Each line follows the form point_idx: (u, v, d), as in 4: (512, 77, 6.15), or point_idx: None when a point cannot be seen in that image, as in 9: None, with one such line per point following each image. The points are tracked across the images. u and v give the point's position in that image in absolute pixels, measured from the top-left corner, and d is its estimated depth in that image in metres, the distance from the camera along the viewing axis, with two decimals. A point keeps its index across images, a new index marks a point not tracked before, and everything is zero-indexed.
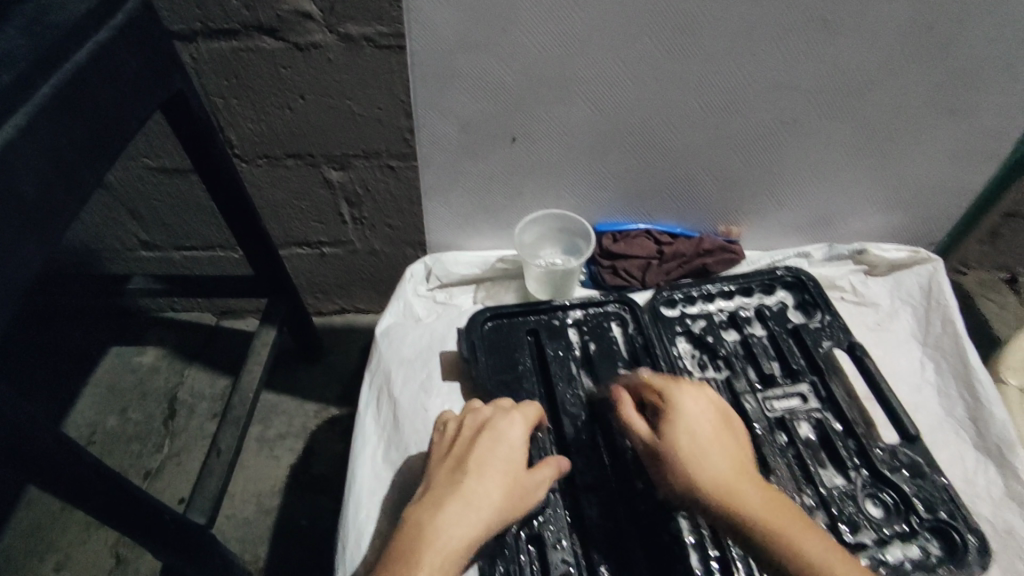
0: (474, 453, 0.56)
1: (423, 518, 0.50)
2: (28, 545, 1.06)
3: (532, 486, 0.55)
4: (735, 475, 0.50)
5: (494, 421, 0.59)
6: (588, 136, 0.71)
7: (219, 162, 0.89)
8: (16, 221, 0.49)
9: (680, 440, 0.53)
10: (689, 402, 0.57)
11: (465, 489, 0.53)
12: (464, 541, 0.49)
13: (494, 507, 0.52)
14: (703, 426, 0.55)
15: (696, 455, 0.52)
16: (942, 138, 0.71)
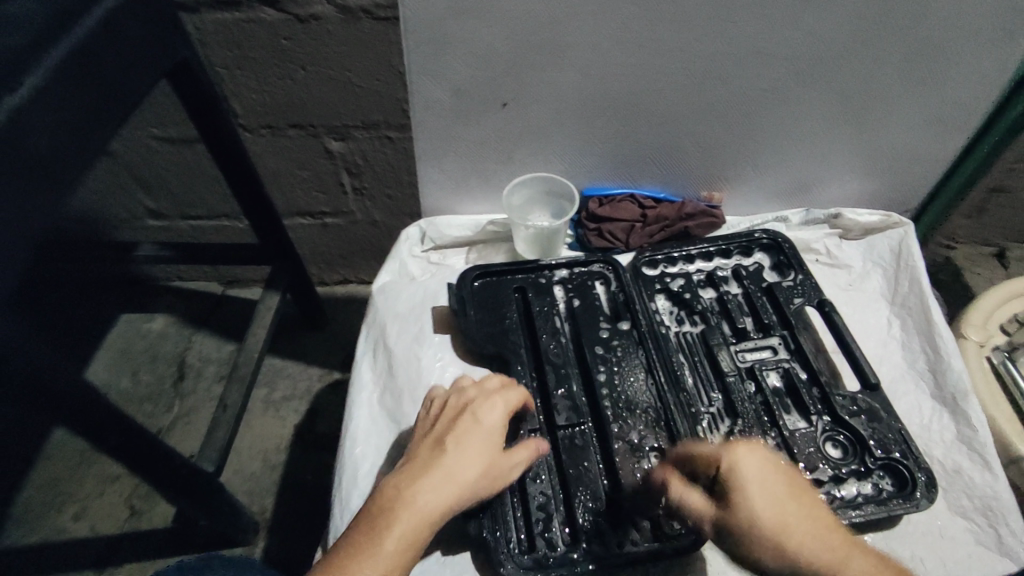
0: (452, 432, 0.56)
1: (396, 489, 0.51)
2: (46, 497, 1.12)
3: (506, 468, 0.56)
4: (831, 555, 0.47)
5: (475, 403, 0.59)
6: (573, 103, 0.74)
7: (222, 128, 0.93)
8: (33, 175, 0.54)
9: (760, 517, 0.48)
10: (752, 463, 0.51)
11: (440, 466, 0.53)
12: (435, 511, 0.50)
13: (467, 484, 0.53)
14: (778, 494, 0.50)
15: (781, 532, 0.48)
16: (915, 106, 0.74)
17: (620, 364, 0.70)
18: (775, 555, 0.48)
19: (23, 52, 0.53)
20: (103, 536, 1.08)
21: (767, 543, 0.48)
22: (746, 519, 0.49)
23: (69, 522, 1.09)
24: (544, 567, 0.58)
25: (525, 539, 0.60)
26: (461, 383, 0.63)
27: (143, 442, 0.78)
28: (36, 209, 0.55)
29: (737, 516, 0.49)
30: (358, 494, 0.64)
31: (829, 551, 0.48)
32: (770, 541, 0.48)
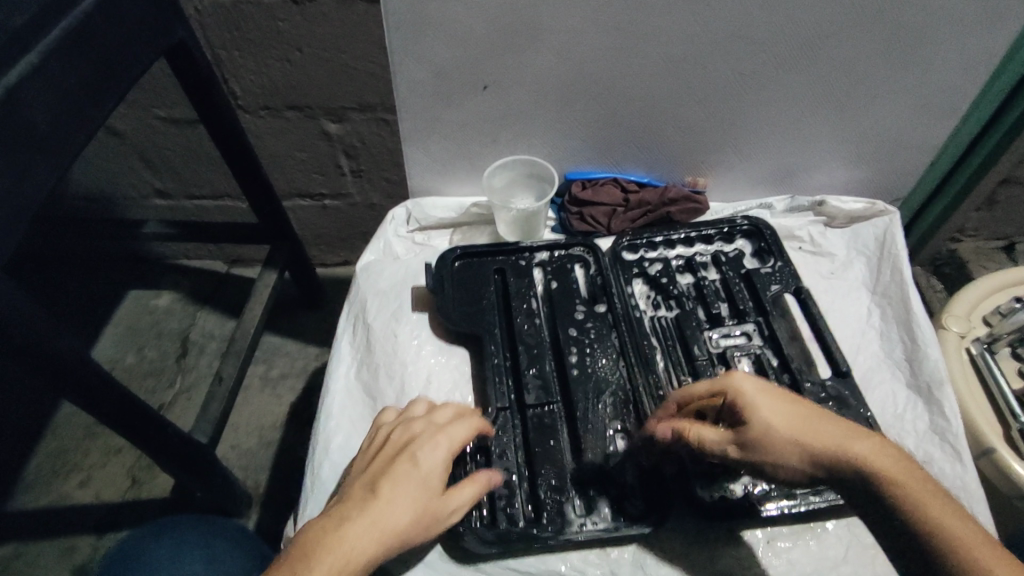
0: (391, 473, 0.54)
1: (326, 528, 0.49)
2: (54, 465, 1.11)
3: (443, 513, 0.54)
4: (845, 446, 0.48)
5: (420, 441, 0.57)
6: (557, 85, 0.74)
7: (221, 110, 0.93)
8: (23, 148, 0.55)
9: (772, 426, 0.50)
10: (751, 383, 0.52)
11: (374, 509, 0.51)
12: (363, 558, 0.48)
13: (400, 528, 0.51)
14: (786, 407, 0.51)
15: (793, 436, 0.49)
16: (905, 92, 0.73)
17: (593, 346, 0.71)
18: (790, 454, 0.49)
19: (23, 27, 0.54)
20: (106, 504, 1.09)
21: (782, 449, 0.49)
22: (758, 427, 0.50)
23: (75, 489, 1.10)
24: (505, 540, 0.58)
25: (488, 514, 0.60)
26: (410, 416, 0.62)
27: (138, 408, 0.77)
28: (32, 180, 0.56)
29: (749, 427, 0.50)
30: (329, 464, 0.65)
31: (842, 441, 0.49)
32: (786, 445, 0.49)
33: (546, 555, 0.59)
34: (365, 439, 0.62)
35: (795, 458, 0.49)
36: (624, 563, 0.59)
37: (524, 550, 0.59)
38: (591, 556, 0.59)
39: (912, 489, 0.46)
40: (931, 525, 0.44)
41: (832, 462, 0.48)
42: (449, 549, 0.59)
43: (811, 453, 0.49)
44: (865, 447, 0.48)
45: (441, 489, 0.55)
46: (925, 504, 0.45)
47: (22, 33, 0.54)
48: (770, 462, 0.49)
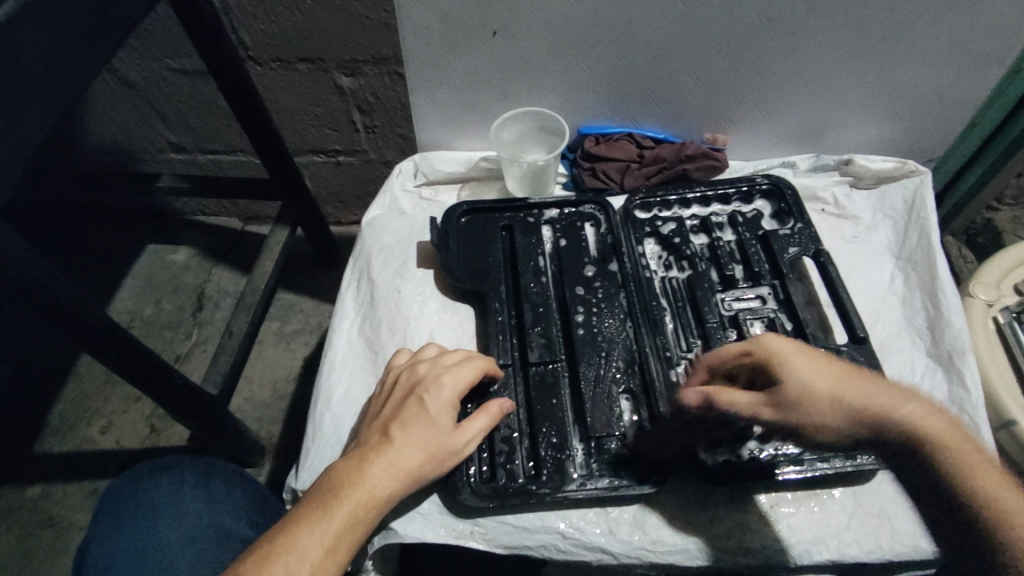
0: (401, 418, 0.55)
1: (344, 473, 0.51)
2: (75, 411, 1.14)
3: (459, 447, 0.56)
4: (894, 404, 0.45)
5: (427, 382, 0.57)
6: (571, 32, 0.70)
7: (229, 60, 0.91)
8: (24, 89, 0.54)
9: (814, 386, 0.46)
10: (792, 347, 0.49)
11: (387, 452, 0.53)
12: (382, 496, 0.51)
13: (415, 468, 0.53)
14: (828, 369, 0.47)
15: (835, 399, 0.46)
16: (944, 42, 0.67)
17: (600, 306, 0.69)
18: (832, 416, 0.46)
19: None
20: (126, 449, 1.10)
21: (824, 410, 0.46)
22: (800, 386, 0.47)
23: (98, 434, 1.11)
24: (501, 496, 0.58)
25: (487, 470, 0.60)
26: (422, 355, 0.62)
27: (145, 359, 0.76)
28: (34, 125, 0.56)
29: (787, 388, 0.47)
30: (330, 417, 0.65)
31: (890, 403, 0.45)
32: (828, 407, 0.46)
33: (544, 512, 0.59)
34: (382, 376, 0.63)
35: (839, 419, 0.46)
36: (622, 522, 0.58)
37: (521, 506, 0.58)
38: (588, 514, 0.59)
39: (962, 455, 0.43)
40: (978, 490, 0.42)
41: (881, 422, 0.45)
42: (447, 502, 0.59)
43: (858, 415, 0.45)
44: (916, 405, 0.45)
45: (453, 426, 0.56)
46: (974, 470, 0.42)
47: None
48: (809, 425, 0.46)
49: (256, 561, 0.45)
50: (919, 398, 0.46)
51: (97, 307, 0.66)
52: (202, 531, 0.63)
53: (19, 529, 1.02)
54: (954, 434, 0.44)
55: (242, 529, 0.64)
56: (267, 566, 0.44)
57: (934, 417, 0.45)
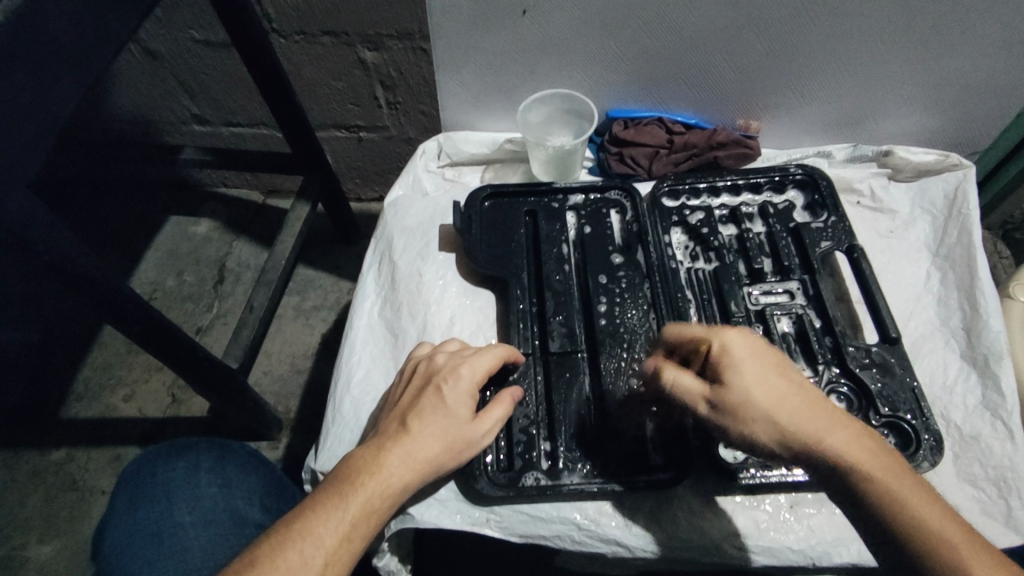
0: (420, 407, 0.55)
1: (363, 459, 0.51)
2: (99, 379, 1.16)
3: (478, 437, 0.55)
4: (823, 433, 0.44)
5: (445, 372, 0.57)
6: (603, 12, 0.68)
7: (252, 33, 0.89)
8: (50, 62, 0.54)
9: (753, 395, 0.46)
10: (748, 345, 0.48)
11: (405, 442, 0.53)
12: (399, 486, 0.51)
13: (430, 458, 0.53)
14: (773, 381, 0.46)
15: (772, 408, 0.45)
16: (997, 29, 0.64)
17: (623, 296, 0.67)
18: (764, 429, 0.45)
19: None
20: (148, 418, 1.12)
21: (759, 420, 0.45)
22: (738, 393, 0.46)
23: (121, 403, 1.14)
24: (517, 486, 0.58)
25: (505, 458, 0.60)
26: (444, 347, 0.61)
27: (166, 331, 0.77)
28: (62, 97, 0.56)
29: (726, 389, 0.47)
30: (349, 399, 0.65)
31: (817, 430, 0.45)
32: (760, 417, 0.45)
33: (560, 503, 0.59)
34: (405, 363, 0.63)
35: (765, 433, 0.45)
36: (639, 516, 0.58)
37: (538, 496, 0.58)
38: (605, 508, 0.58)
39: (888, 484, 0.42)
40: (906, 515, 0.41)
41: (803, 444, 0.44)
42: (463, 489, 0.59)
43: (784, 433, 0.45)
44: (843, 438, 0.44)
45: (471, 416, 0.56)
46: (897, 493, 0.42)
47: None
48: (739, 428, 0.46)
49: (272, 546, 0.45)
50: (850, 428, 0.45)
51: (118, 278, 0.66)
52: (219, 514, 0.64)
53: (45, 491, 1.06)
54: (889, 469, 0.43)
55: (260, 512, 0.65)
56: (283, 550, 0.45)
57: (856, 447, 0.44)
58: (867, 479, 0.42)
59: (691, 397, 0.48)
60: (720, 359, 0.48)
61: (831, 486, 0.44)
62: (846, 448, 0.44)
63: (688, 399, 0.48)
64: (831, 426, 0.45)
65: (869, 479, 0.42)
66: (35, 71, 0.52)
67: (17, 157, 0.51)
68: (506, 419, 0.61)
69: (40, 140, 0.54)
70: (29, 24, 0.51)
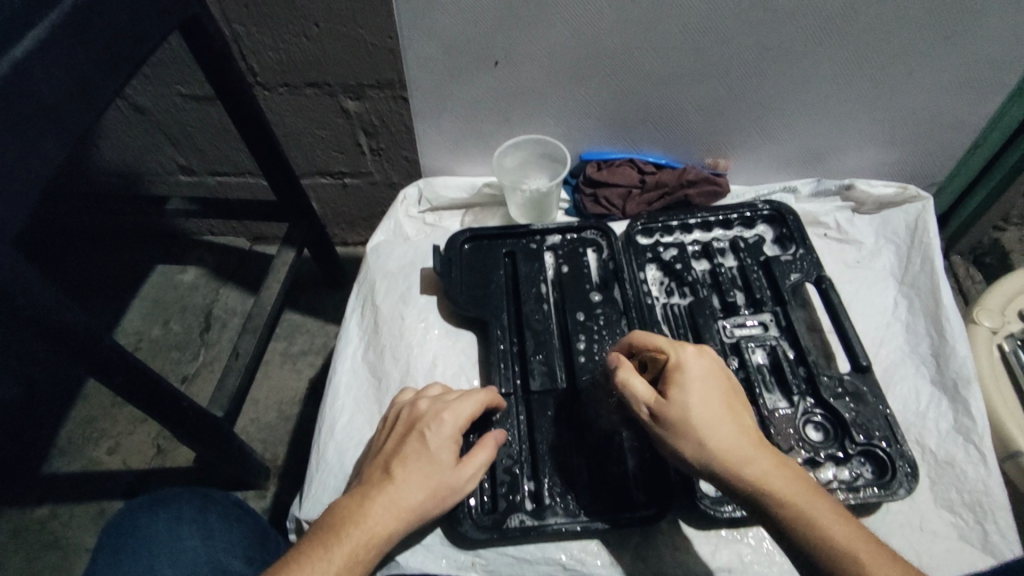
0: (402, 455, 0.55)
1: (346, 512, 0.51)
2: (83, 432, 1.14)
3: (461, 482, 0.55)
4: (746, 452, 0.49)
5: (425, 420, 0.57)
6: (569, 60, 0.72)
7: (238, 88, 0.93)
8: (36, 121, 0.57)
9: (691, 412, 0.50)
10: (700, 364, 0.53)
11: (388, 490, 0.53)
12: (383, 535, 0.51)
13: (416, 504, 0.53)
14: (712, 398, 0.51)
15: (706, 427, 0.50)
16: (938, 70, 0.68)
17: (601, 333, 0.69)
18: (696, 440, 0.50)
19: (25, 6, 0.55)
20: (133, 471, 1.11)
21: (693, 434, 0.50)
22: (679, 405, 0.51)
23: (105, 456, 1.12)
24: (502, 528, 0.58)
25: (488, 500, 0.60)
26: (427, 393, 0.62)
27: (145, 386, 0.77)
28: (44, 153, 0.58)
29: (669, 402, 0.51)
30: (333, 444, 0.66)
31: (741, 447, 0.49)
32: (693, 430, 0.50)
33: (546, 544, 0.58)
34: (387, 411, 0.63)
35: (697, 444, 0.50)
36: (624, 556, 0.58)
37: (523, 537, 0.58)
38: (591, 548, 0.58)
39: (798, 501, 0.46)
40: (812, 529, 0.45)
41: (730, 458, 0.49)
42: (448, 534, 0.59)
43: (714, 444, 0.49)
44: (762, 457, 0.49)
45: (455, 461, 0.56)
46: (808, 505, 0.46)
47: (26, 11, 0.55)
48: (677, 437, 0.50)
49: None
50: (768, 452, 0.49)
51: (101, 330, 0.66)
52: (199, 566, 0.64)
53: (25, 551, 1.03)
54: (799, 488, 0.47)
55: (241, 564, 0.65)
56: None
57: (773, 467, 0.48)
58: (776, 493, 0.47)
59: (636, 403, 0.53)
60: (670, 373, 0.52)
61: (748, 497, 0.48)
62: (761, 466, 0.48)
63: (636, 402, 0.52)
64: (754, 445, 0.50)
65: (781, 496, 0.47)
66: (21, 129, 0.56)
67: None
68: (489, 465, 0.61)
69: (22, 194, 0.56)
70: (16, 88, 0.54)
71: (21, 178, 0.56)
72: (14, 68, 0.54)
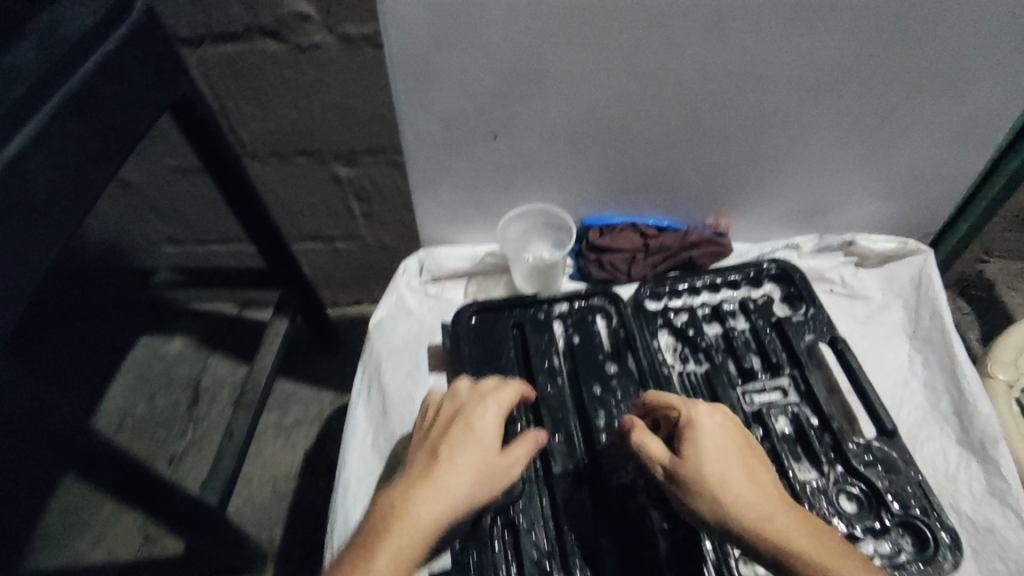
0: (447, 440, 0.55)
1: (392, 497, 0.51)
2: (67, 521, 1.08)
3: (508, 466, 0.54)
4: (770, 512, 0.47)
5: (468, 408, 0.59)
6: (569, 130, 0.72)
7: (228, 160, 0.92)
8: (29, 218, 0.54)
9: (709, 471, 0.49)
10: (711, 421, 0.53)
11: (434, 471, 0.52)
12: (432, 518, 0.49)
13: (462, 493, 0.51)
14: (731, 455, 0.50)
15: (726, 488, 0.48)
16: (925, 126, 0.70)
17: (619, 407, 0.67)
18: (715, 502, 0.47)
19: (19, 98, 0.53)
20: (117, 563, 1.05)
21: (711, 494, 0.47)
22: (695, 465, 0.49)
23: (87, 548, 1.06)
24: None
25: None
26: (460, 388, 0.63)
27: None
28: (36, 251, 0.55)
29: (684, 462, 0.50)
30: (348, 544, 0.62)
31: (765, 507, 0.47)
32: (712, 493, 0.47)
33: None
34: (421, 414, 0.64)
35: (717, 507, 0.47)
36: None
37: None
38: None
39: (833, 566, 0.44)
40: None
41: (752, 521, 0.46)
42: None
43: (734, 505, 0.47)
44: (791, 519, 0.47)
45: (499, 446, 0.56)
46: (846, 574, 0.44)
47: (19, 102, 0.52)
48: (694, 498, 0.48)
49: None
50: (794, 511, 0.48)
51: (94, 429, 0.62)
52: None
53: None
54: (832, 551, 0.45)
55: None
56: None
57: (800, 526, 0.47)
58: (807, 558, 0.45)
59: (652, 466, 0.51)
60: (684, 432, 0.52)
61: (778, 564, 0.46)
62: (786, 527, 0.46)
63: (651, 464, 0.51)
64: (778, 504, 0.48)
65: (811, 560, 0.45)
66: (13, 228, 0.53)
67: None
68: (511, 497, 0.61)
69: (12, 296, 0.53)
70: (11, 187, 0.52)
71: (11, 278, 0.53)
72: (6, 165, 0.51)
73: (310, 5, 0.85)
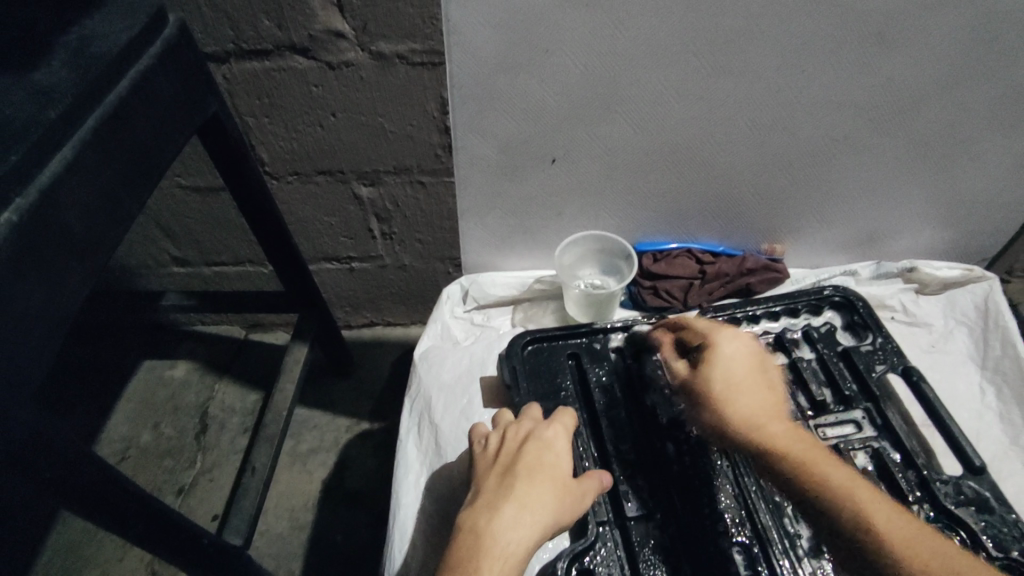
0: (524, 461, 0.51)
1: (478, 525, 0.46)
2: (65, 564, 0.89)
3: (585, 493, 0.51)
4: (770, 425, 0.49)
5: (538, 433, 0.55)
6: (630, 155, 0.69)
7: (251, 180, 0.74)
8: (59, 258, 0.43)
9: (719, 385, 0.52)
10: (732, 346, 0.55)
11: (518, 492, 0.48)
12: (524, 543, 0.45)
13: (548, 514, 0.48)
14: (746, 377, 0.52)
15: (732, 400, 0.50)
16: (995, 157, 0.68)
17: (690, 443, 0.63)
18: (717, 413, 0.50)
19: (51, 125, 0.43)
20: None
21: (716, 405, 0.51)
22: (706, 380, 0.52)
23: None
24: None
25: None
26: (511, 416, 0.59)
27: (173, 554, 0.58)
28: (66, 290, 0.44)
29: (699, 377, 0.53)
30: None
31: (765, 418, 0.49)
32: (715, 402, 0.51)
33: None
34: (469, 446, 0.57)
35: (722, 416, 0.50)
36: None
37: None
38: None
39: (826, 470, 0.45)
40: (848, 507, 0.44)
41: (751, 432, 0.48)
42: None
43: (736, 416, 0.49)
44: (784, 426, 0.49)
45: (571, 470, 0.53)
46: (837, 478, 0.45)
47: (52, 129, 0.43)
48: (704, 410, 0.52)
49: None
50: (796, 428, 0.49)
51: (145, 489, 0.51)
52: None
53: None
54: (831, 463, 0.46)
55: None
56: None
57: (801, 441, 0.48)
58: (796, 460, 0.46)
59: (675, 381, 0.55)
60: (706, 353, 0.54)
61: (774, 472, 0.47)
62: (781, 434, 0.48)
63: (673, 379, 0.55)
64: (778, 418, 0.49)
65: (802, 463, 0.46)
66: (40, 269, 0.42)
67: (7, 364, 0.39)
68: (588, 547, 0.57)
69: (49, 338, 0.43)
70: (43, 225, 0.41)
71: (39, 329, 0.42)
72: (30, 203, 0.40)
73: (344, 20, 0.67)
